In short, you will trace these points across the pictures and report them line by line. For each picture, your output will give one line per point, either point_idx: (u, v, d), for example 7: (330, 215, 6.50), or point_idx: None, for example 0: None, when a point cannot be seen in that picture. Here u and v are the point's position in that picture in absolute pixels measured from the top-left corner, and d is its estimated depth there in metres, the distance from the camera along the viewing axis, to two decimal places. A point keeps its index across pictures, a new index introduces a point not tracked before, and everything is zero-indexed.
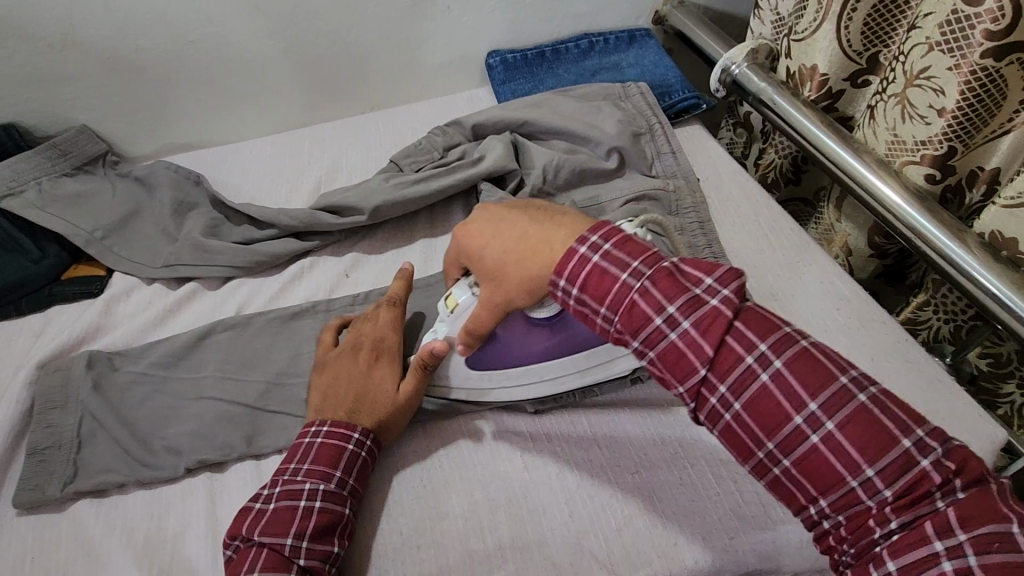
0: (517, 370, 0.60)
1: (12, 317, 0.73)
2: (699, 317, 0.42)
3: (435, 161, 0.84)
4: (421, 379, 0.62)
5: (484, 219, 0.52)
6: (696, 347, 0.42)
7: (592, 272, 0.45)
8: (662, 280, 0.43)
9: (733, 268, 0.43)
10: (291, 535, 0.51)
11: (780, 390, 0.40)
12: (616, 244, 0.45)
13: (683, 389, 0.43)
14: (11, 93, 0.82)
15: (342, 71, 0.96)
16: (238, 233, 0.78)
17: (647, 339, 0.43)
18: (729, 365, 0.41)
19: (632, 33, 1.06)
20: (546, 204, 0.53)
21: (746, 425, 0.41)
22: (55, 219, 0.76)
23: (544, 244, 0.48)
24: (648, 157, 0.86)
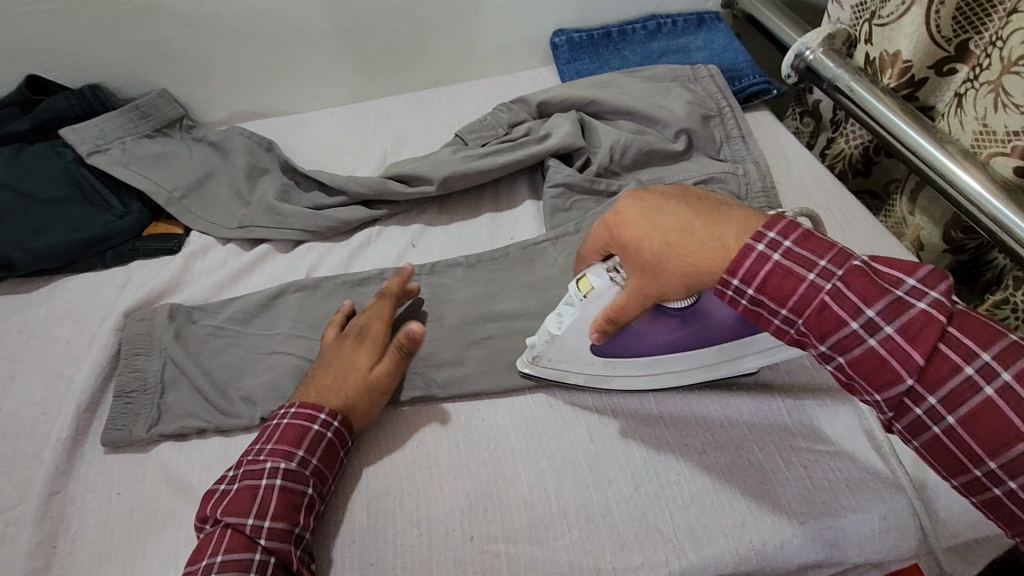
0: (645, 358, 0.58)
1: (97, 269, 0.76)
2: (904, 323, 0.41)
3: (500, 137, 0.85)
4: (536, 363, 0.60)
5: (641, 206, 0.48)
6: (901, 355, 0.41)
7: (774, 271, 0.44)
8: (857, 280, 0.42)
9: (938, 267, 0.41)
10: (253, 515, 0.51)
11: (1008, 405, 0.38)
12: (797, 241, 0.44)
13: (883, 396, 0.43)
14: (98, 55, 0.85)
15: (410, 45, 0.97)
16: (309, 199, 0.80)
17: (839, 343, 0.43)
18: (941, 375, 0.40)
19: (702, 16, 1.04)
20: (701, 193, 0.49)
21: (960, 439, 0.40)
22: (139, 176, 0.79)
23: (717, 239, 0.46)
24: (717, 141, 0.84)
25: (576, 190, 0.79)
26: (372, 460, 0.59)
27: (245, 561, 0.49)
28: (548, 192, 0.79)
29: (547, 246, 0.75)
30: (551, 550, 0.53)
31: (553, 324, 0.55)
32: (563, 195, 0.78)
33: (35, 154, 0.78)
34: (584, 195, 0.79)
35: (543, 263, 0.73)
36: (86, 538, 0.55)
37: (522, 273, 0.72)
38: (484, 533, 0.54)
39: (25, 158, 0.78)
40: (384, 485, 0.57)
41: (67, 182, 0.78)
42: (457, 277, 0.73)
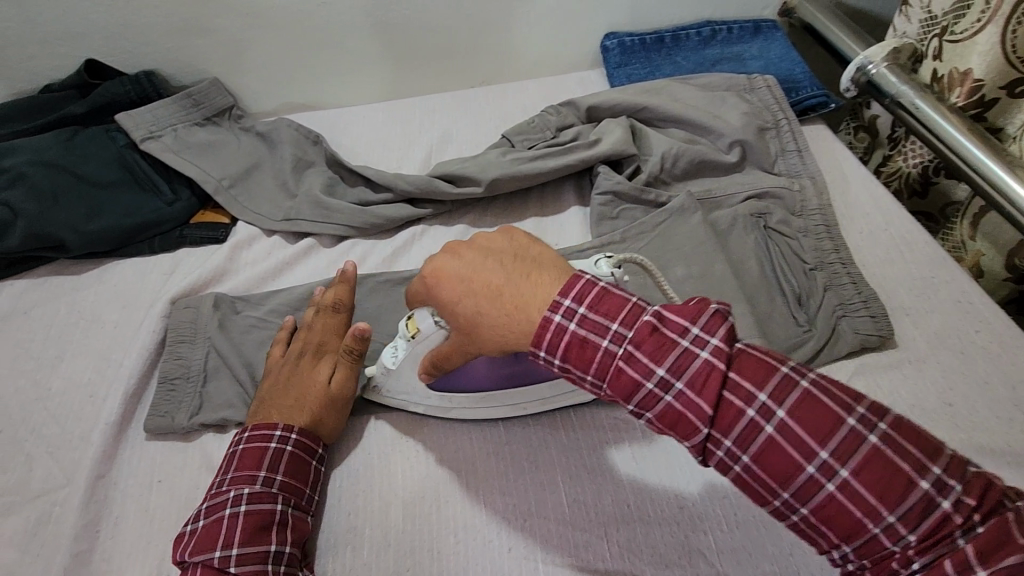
0: (476, 394, 0.59)
1: (145, 254, 0.77)
2: (691, 377, 0.42)
3: (548, 140, 0.83)
4: (376, 392, 0.62)
5: (457, 263, 0.49)
6: (693, 407, 0.41)
7: (571, 342, 0.44)
8: (647, 339, 0.43)
9: (716, 313, 0.42)
10: (219, 547, 0.49)
11: (788, 440, 0.40)
12: (592, 306, 0.44)
13: (689, 444, 0.43)
14: (155, 42, 0.86)
15: (460, 43, 0.96)
16: (355, 194, 0.80)
17: (641, 402, 0.43)
18: (730, 420, 0.41)
19: (758, 24, 1.01)
20: (524, 250, 0.50)
21: (759, 476, 0.41)
22: (189, 164, 0.80)
23: (523, 306, 0.46)
24: (772, 154, 0.82)
25: (624, 199, 0.78)
26: (411, 463, 0.59)
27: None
28: (596, 199, 0.78)
29: (592, 253, 0.74)
30: (592, 569, 0.52)
31: (389, 357, 0.58)
32: (612, 203, 0.77)
33: (91, 137, 0.80)
34: (632, 204, 0.78)
35: None
36: (127, 524, 0.55)
37: None
38: (522, 545, 0.53)
39: (80, 141, 0.79)
40: (422, 488, 0.57)
41: (120, 167, 0.79)
42: None
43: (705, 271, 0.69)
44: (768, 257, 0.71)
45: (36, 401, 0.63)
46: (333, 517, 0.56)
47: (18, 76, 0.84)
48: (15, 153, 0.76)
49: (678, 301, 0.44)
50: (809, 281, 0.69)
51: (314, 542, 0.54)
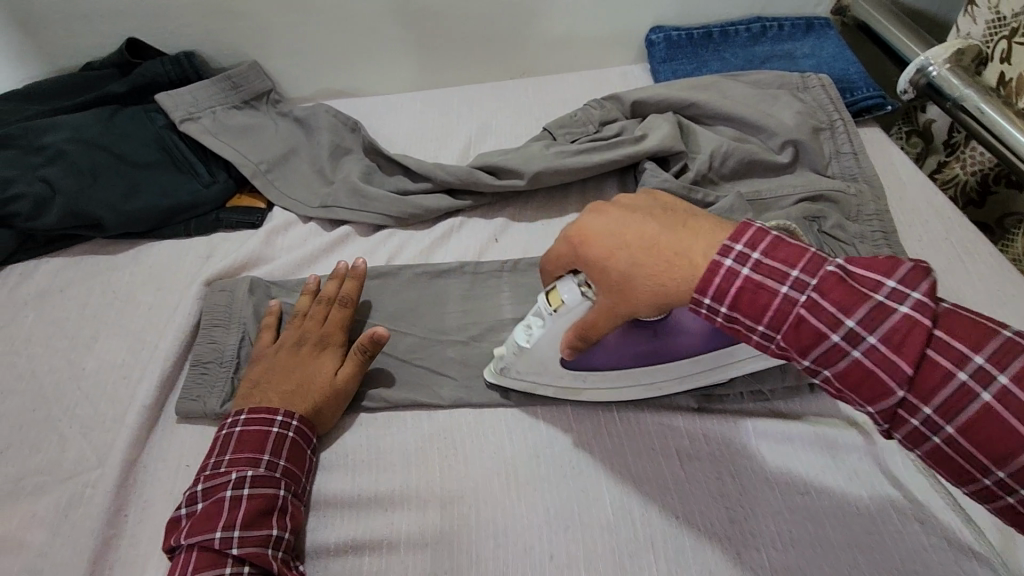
0: (617, 371, 0.57)
1: (180, 236, 0.76)
2: (888, 331, 0.38)
3: (590, 135, 0.81)
4: (505, 374, 0.58)
5: (603, 220, 0.47)
6: (888, 364, 0.38)
7: (743, 288, 0.41)
8: (834, 289, 0.39)
9: (916, 268, 0.38)
10: (220, 528, 0.49)
11: (1008, 410, 0.35)
12: (768, 252, 0.41)
13: (875, 409, 0.39)
14: (197, 23, 0.85)
15: (503, 32, 0.94)
16: (392, 183, 0.78)
17: (822, 357, 0.40)
18: (934, 382, 0.37)
19: (811, 21, 0.98)
20: (672, 207, 0.48)
21: (964, 450, 0.36)
22: (227, 147, 0.79)
23: (686, 252, 0.43)
24: (826, 156, 0.79)
25: (671, 197, 0.75)
26: (448, 460, 0.57)
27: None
28: None
29: None
30: None
31: (521, 336, 0.54)
32: None
33: (130, 116, 0.79)
34: (679, 202, 0.75)
35: None
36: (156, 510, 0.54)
37: None
38: (563, 551, 0.51)
39: (119, 120, 0.78)
40: (460, 487, 0.55)
41: (159, 147, 0.78)
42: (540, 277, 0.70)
43: None
44: None
45: (70, 381, 0.62)
46: (371, 514, 0.54)
47: (60, 52, 0.84)
48: (55, 129, 0.75)
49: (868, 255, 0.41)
50: None
51: (350, 539, 0.52)
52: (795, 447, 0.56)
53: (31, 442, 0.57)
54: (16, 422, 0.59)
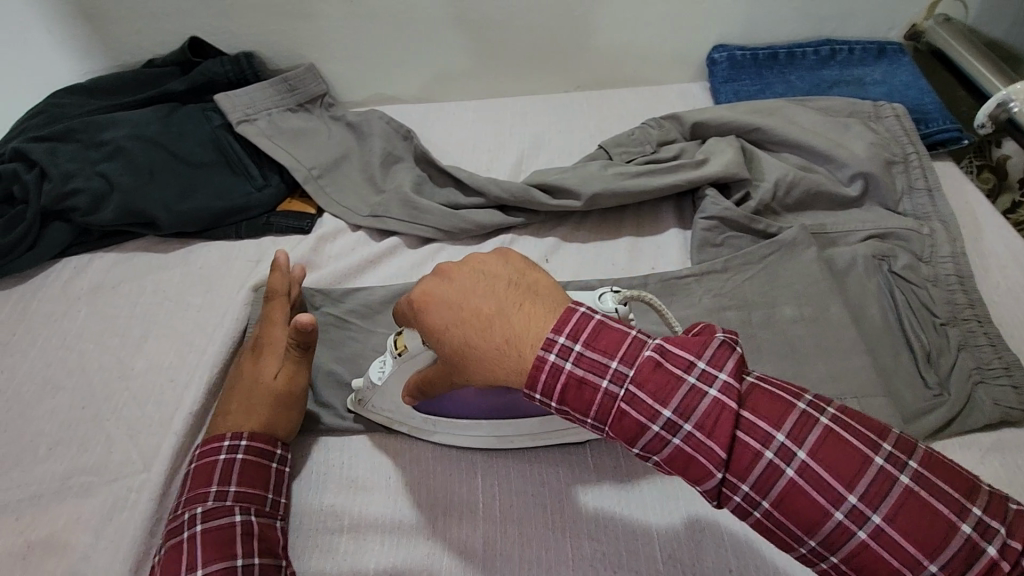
0: (462, 421, 0.55)
1: (231, 238, 0.76)
2: (701, 417, 0.37)
3: (647, 155, 0.78)
4: (363, 406, 0.57)
5: (445, 287, 0.44)
6: (705, 450, 0.37)
7: (569, 381, 0.39)
8: (650, 377, 0.38)
9: (721, 346, 0.38)
10: (183, 570, 0.46)
11: (811, 484, 0.35)
12: (590, 342, 0.39)
13: (701, 488, 0.38)
14: (258, 24, 0.85)
15: (560, 45, 0.92)
16: (443, 195, 0.77)
17: (648, 446, 0.38)
18: (747, 463, 0.37)
19: (883, 46, 0.94)
20: (523, 276, 0.44)
21: (781, 523, 0.36)
22: (281, 150, 0.79)
23: (513, 338, 0.41)
24: (898, 190, 0.75)
25: (731, 226, 0.72)
26: (494, 489, 0.55)
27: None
28: (699, 223, 0.72)
29: (692, 282, 0.69)
30: None
31: (375, 371, 0.54)
32: (716, 229, 0.72)
33: (188, 116, 0.79)
34: (739, 232, 0.72)
35: (684, 302, 0.67)
36: None
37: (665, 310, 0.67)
38: None
39: (177, 118, 0.79)
40: (504, 518, 0.53)
41: (214, 148, 0.78)
42: None
43: (821, 313, 0.63)
44: (891, 306, 0.65)
45: (118, 381, 0.62)
46: (412, 541, 0.52)
47: (124, 49, 0.85)
48: (115, 126, 0.76)
49: (675, 334, 0.40)
50: (941, 338, 0.63)
51: (390, 566, 0.50)
52: (616, 493, 0.54)
53: (78, 440, 0.57)
54: (65, 419, 0.59)
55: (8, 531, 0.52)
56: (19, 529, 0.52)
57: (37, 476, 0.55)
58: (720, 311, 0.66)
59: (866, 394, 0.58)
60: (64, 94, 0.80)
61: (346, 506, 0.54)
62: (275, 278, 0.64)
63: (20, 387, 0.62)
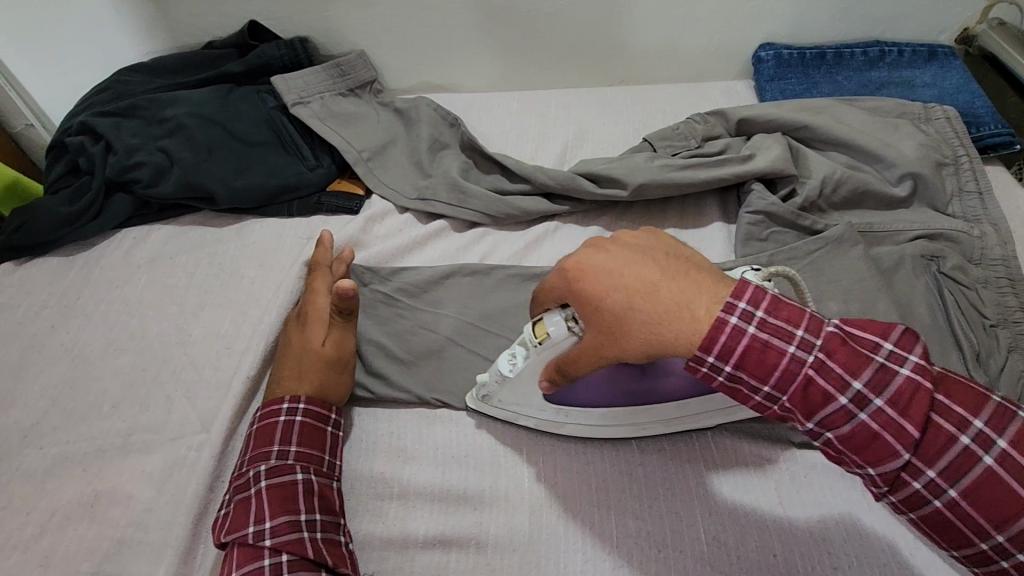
0: (597, 410, 0.54)
1: (282, 216, 0.78)
2: (893, 395, 0.38)
3: (692, 149, 0.79)
4: (485, 401, 0.57)
5: (601, 256, 0.43)
6: (894, 427, 0.38)
7: (751, 345, 0.39)
8: (838, 350, 0.39)
9: (908, 330, 0.40)
10: (250, 523, 0.48)
11: (1011, 474, 0.37)
12: (775, 311, 0.40)
13: (877, 471, 0.40)
14: (313, 9, 0.87)
15: (608, 39, 0.93)
16: (489, 181, 0.79)
17: (828, 419, 0.40)
18: (938, 445, 0.38)
19: (933, 49, 0.93)
20: (679, 251, 0.44)
21: (965, 513, 0.38)
22: (332, 132, 0.80)
23: (687, 303, 0.40)
24: (947, 192, 0.74)
25: (777, 221, 0.72)
26: (539, 466, 0.56)
27: (260, 568, 0.46)
28: (744, 218, 0.73)
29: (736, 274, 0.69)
30: None
31: (504, 364, 0.53)
32: (761, 224, 0.72)
33: (244, 96, 0.82)
34: (784, 227, 0.72)
35: None
36: None
37: None
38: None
39: (235, 98, 0.81)
40: (548, 494, 0.54)
41: (269, 127, 0.81)
42: None
43: (868, 310, 0.63)
44: (940, 306, 0.65)
45: (177, 345, 0.64)
46: (460, 510, 0.53)
47: (185, 30, 0.88)
48: (176, 103, 0.79)
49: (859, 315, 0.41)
50: (990, 339, 0.63)
51: (438, 534, 0.52)
52: (752, 479, 0.54)
53: (141, 399, 0.60)
54: (128, 379, 0.61)
55: (75, 481, 0.55)
56: (86, 479, 0.55)
57: (102, 431, 0.58)
58: None
59: None
60: (129, 72, 0.83)
61: (395, 474, 0.56)
62: (320, 253, 0.68)
63: (85, 347, 0.64)
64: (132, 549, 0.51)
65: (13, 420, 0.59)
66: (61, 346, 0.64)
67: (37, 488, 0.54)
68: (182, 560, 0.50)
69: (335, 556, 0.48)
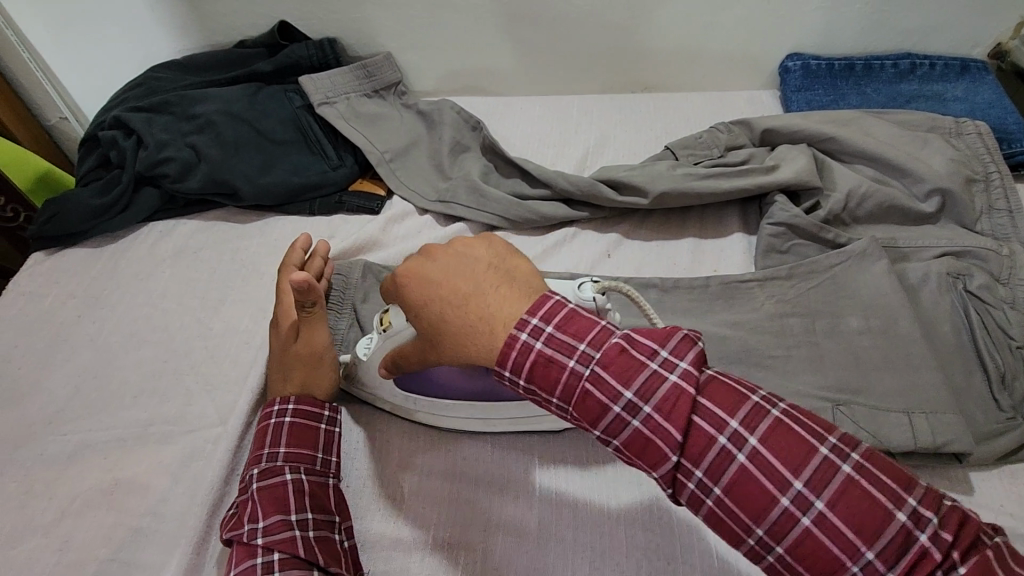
0: (443, 401, 0.58)
1: (304, 214, 0.79)
2: (660, 400, 0.37)
3: (715, 159, 0.78)
4: (352, 383, 0.60)
5: (431, 264, 0.44)
6: (662, 432, 0.37)
7: (536, 361, 0.39)
8: (615, 361, 0.38)
9: (685, 337, 0.38)
10: (244, 523, 0.48)
11: (761, 471, 0.35)
12: (560, 325, 0.39)
13: (657, 474, 0.38)
14: (342, 11, 0.88)
15: (632, 45, 0.93)
16: (509, 186, 0.79)
17: (608, 428, 0.38)
18: (702, 447, 0.36)
19: (966, 63, 0.91)
20: (504, 260, 0.44)
21: (731, 512, 0.36)
22: (356, 132, 0.81)
23: (487, 315, 0.41)
24: (977, 209, 0.73)
25: (799, 234, 0.71)
26: (548, 472, 0.56)
27: (254, 567, 0.46)
28: (766, 229, 0.72)
29: (754, 287, 0.68)
30: None
31: (361, 348, 0.57)
32: (783, 236, 0.71)
33: (271, 96, 0.83)
34: (807, 240, 0.71)
35: (746, 305, 0.67)
36: None
37: (727, 312, 0.67)
38: None
39: (262, 97, 0.83)
40: (558, 502, 0.54)
41: (295, 127, 0.82)
42: (650, 300, 0.68)
43: (889, 327, 0.62)
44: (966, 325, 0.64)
45: (197, 339, 0.65)
46: (468, 515, 0.53)
47: (217, 29, 0.90)
48: (206, 100, 0.80)
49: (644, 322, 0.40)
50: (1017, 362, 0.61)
51: (446, 537, 0.52)
52: (578, 474, 0.56)
53: (160, 391, 0.61)
54: (149, 370, 0.63)
55: (95, 468, 0.56)
56: (105, 467, 0.56)
57: (122, 420, 0.59)
58: (783, 317, 0.65)
59: (932, 411, 0.57)
60: (163, 70, 0.86)
61: (406, 475, 0.56)
62: (292, 255, 0.68)
63: (109, 337, 0.66)
64: (148, 538, 0.52)
65: (37, 407, 0.60)
66: (86, 336, 0.66)
67: (57, 474, 0.56)
68: (193, 552, 0.50)
69: (328, 555, 0.48)
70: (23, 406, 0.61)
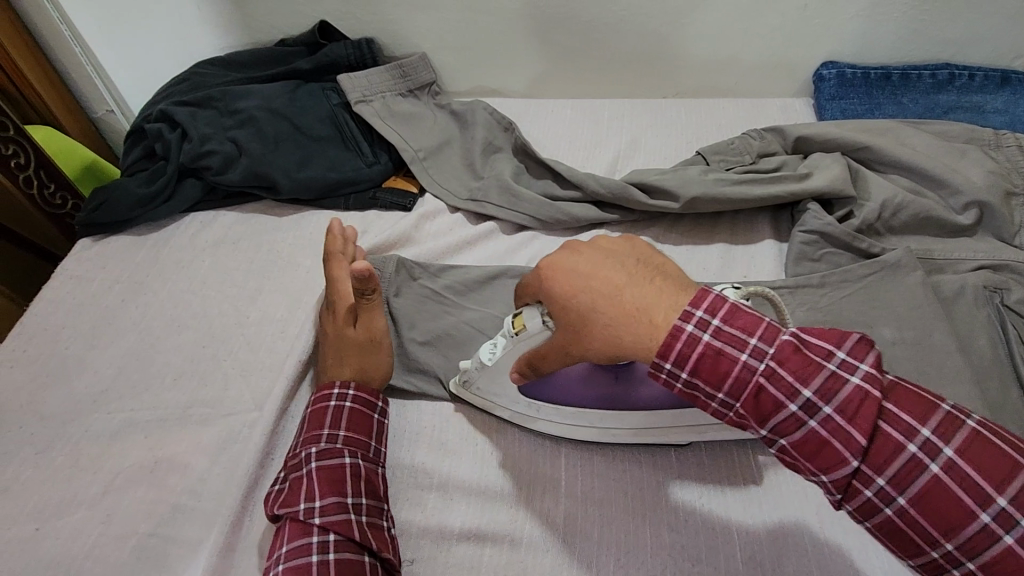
0: (569, 409, 0.56)
1: (339, 209, 0.81)
2: (842, 402, 0.38)
3: (746, 165, 0.78)
4: (466, 387, 0.59)
5: (576, 259, 0.47)
6: (843, 434, 0.38)
7: (704, 353, 0.41)
8: (792, 360, 0.40)
9: (862, 339, 0.40)
10: (302, 500, 0.50)
11: (955, 482, 0.36)
12: (731, 320, 0.41)
13: (829, 478, 0.39)
14: (380, 12, 0.90)
15: (667, 51, 0.93)
16: (541, 187, 0.80)
17: (782, 427, 0.40)
18: (886, 454, 0.38)
19: (1007, 74, 0.90)
20: (649, 257, 0.47)
21: (914, 521, 0.37)
22: (390, 130, 0.83)
23: (644, 305, 0.43)
24: (1016, 223, 0.71)
25: (831, 242, 0.71)
26: (573, 468, 0.56)
27: (309, 545, 0.48)
28: (797, 237, 0.72)
29: (784, 293, 0.68)
30: None
31: (485, 353, 0.54)
32: (814, 244, 0.71)
33: (310, 93, 0.85)
34: (838, 249, 0.71)
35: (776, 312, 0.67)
36: None
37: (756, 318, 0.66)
38: None
39: (301, 95, 0.85)
40: (584, 499, 0.54)
41: (332, 123, 0.84)
42: None
43: (921, 339, 0.62)
44: (1002, 340, 0.63)
45: (235, 326, 0.67)
46: (495, 507, 0.54)
47: (260, 27, 0.92)
48: (248, 96, 0.83)
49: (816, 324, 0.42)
50: None
51: (474, 527, 0.53)
52: (703, 488, 0.55)
53: (200, 374, 0.63)
54: (189, 355, 0.65)
55: (138, 446, 0.58)
56: (148, 445, 0.58)
57: (164, 401, 0.61)
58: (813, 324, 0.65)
59: None
60: (207, 66, 0.88)
61: (437, 466, 0.57)
62: (331, 242, 0.68)
63: (152, 321, 0.68)
64: (187, 515, 0.54)
65: (84, 385, 0.63)
66: (130, 319, 0.68)
67: (103, 450, 0.58)
68: (230, 531, 0.52)
69: (379, 539, 0.49)
70: (71, 384, 0.63)
